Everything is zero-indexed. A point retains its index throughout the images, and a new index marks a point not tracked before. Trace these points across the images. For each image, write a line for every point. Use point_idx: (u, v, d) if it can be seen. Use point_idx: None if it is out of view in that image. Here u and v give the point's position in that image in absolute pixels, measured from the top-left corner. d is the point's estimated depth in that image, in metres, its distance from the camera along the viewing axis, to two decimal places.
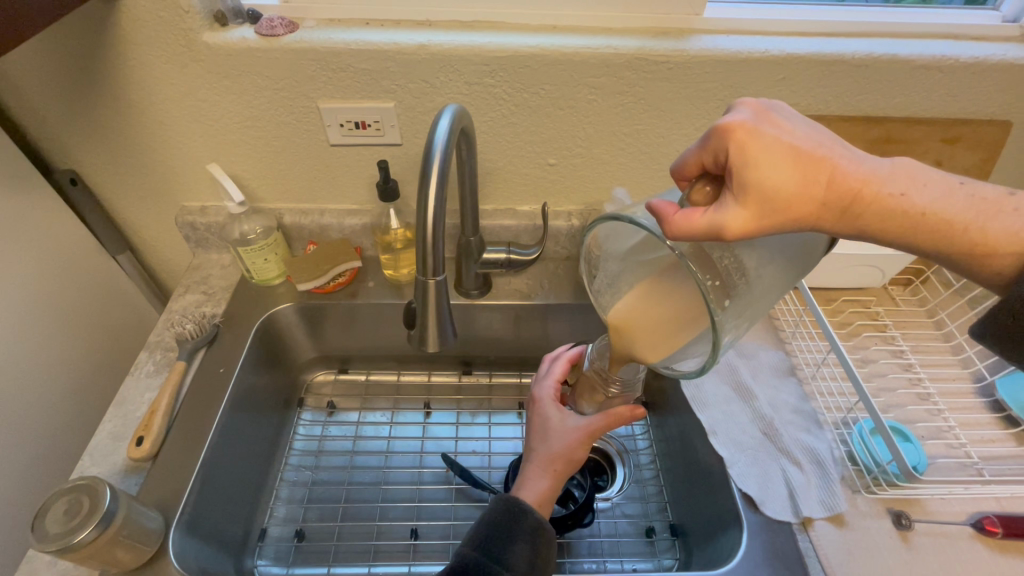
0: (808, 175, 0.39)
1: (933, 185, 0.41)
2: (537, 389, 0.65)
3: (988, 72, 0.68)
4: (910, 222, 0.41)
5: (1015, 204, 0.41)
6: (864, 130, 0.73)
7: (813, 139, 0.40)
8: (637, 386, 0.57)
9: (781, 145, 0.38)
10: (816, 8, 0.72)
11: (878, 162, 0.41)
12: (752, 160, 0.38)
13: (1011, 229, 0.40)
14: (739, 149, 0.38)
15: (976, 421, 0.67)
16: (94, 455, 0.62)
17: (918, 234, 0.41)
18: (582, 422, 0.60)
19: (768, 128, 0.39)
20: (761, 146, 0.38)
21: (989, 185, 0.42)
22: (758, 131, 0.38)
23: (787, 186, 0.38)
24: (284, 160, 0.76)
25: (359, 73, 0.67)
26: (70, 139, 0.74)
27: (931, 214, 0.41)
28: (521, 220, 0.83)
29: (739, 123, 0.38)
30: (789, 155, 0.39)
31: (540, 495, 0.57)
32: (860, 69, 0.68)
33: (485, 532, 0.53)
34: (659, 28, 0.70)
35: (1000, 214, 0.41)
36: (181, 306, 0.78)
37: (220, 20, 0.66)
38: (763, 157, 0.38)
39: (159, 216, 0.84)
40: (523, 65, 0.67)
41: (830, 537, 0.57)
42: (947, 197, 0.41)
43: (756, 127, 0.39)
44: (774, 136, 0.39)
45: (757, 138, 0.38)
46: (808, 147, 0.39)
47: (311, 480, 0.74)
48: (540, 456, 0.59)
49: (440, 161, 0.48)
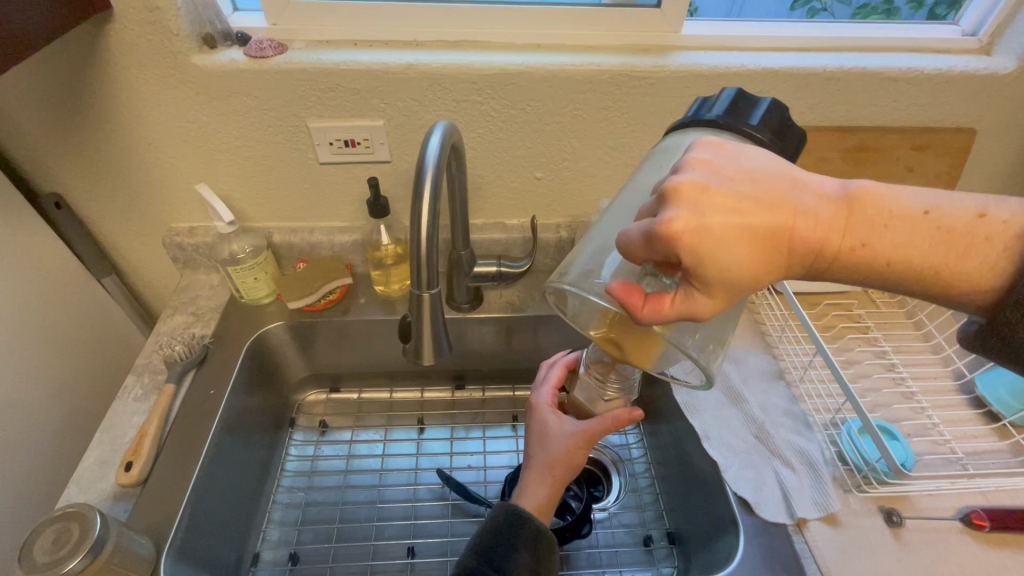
0: (762, 256, 0.35)
1: (898, 223, 0.36)
2: (535, 396, 0.66)
3: (951, 83, 0.72)
4: (871, 271, 0.37)
5: (990, 229, 0.36)
6: (838, 139, 0.76)
7: (768, 203, 0.35)
8: (632, 387, 0.60)
9: (733, 235, 0.34)
10: (788, 25, 0.75)
11: (835, 211, 0.36)
12: (705, 259, 0.33)
13: (987, 267, 0.36)
14: (689, 250, 0.33)
15: (959, 417, 0.68)
16: (81, 483, 0.60)
17: (878, 280, 0.38)
18: (580, 426, 0.60)
19: (714, 215, 0.33)
20: (711, 236, 0.33)
21: (960, 204, 0.36)
22: (706, 224, 0.33)
23: (745, 276, 0.34)
24: (273, 179, 0.77)
25: (348, 92, 0.68)
26: (56, 162, 0.73)
27: (895, 261, 0.36)
28: (511, 234, 0.84)
29: (683, 220, 0.33)
30: (742, 240, 0.34)
31: (539, 501, 0.57)
32: (833, 81, 0.71)
33: (486, 541, 0.52)
34: (640, 45, 0.72)
35: (973, 246, 0.36)
36: (169, 328, 0.77)
37: (208, 43, 0.67)
38: (717, 253, 0.33)
39: (146, 237, 0.83)
40: (509, 82, 0.69)
41: (826, 538, 0.57)
42: (913, 236, 0.36)
43: (702, 220, 0.33)
44: (723, 225, 0.33)
45: (706, 233, 0.33)
46: (760, 224, 0.34)
47: (305, 501, 0.73)
48: (539, 462, 0.59)
49: (432, 177, 0.48)
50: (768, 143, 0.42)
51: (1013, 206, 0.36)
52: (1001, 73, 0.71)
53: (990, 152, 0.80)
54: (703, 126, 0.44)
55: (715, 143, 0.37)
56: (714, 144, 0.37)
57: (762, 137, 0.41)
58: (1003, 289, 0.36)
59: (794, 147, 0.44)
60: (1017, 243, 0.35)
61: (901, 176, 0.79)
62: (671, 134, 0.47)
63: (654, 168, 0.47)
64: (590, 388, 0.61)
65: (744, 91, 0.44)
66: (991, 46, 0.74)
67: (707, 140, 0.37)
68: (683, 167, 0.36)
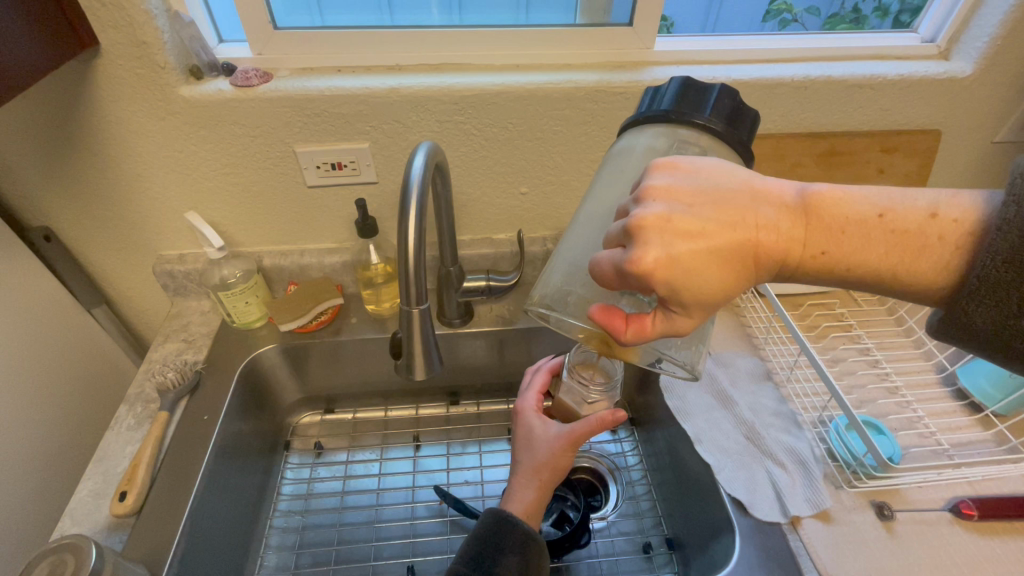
0: (730, 275, 0.36)
1: (853, 228, 0.38)
2: (521, 401, 0.67)
3: (914, 87, 0.75)
4: (833, 275, 0.39)
5: (944, 227, 0.37)
6: (810, 145, 0.79)
7: (730, 224, 0.36)
8: (615, 389, 0.62)
9: (700, 261, 0.35)
10: (756, 38, 0.78)
11: (793, 221, 0.38)
12: (676, 287, 0.35)
13: (940, 264, 0.37)
14: (660, 281, 0.35)
15: (944, 410, 0.70)
16: (75, 515, 0.60)
17: (840, 282, 0.40)
18: (565, 429, 0.62)
19: (680, 245, 0.35)
20: (680, 265, 0.34)
21: (914, 203, 0.38)
22: (674, 254, 0.34)
23: (715, 297, 0.36)
24: (262, 204, 0.78)
25: (334, 117, 0.70)
26: (44, 196, 0.74)
27: (855, 265, 0.38)
28: (498, 248, 0.86)
29: (652, 254, 0.34)
30: (711, 263, 0.35)
31: (527, 504, 0.59)
32: (801, 90, 0.74)
33: (475, 547, 0.53)
34: (615, 62, 0.75)
35: (929, 245, 0.37)
36: (161, 356, 0.78)
37: (195, 74, 0.68)
38: (688, 281, 0.35)
39: (136, 266, 0.84)
40: (490, 102, 0.71)
41: (820, 535, 0.58)
42: (870, 240, 0.38)
43: (669, 251, 0.34)
44: (690, 253, 0.35)
45: (675, 263, 0.34)
46: (725, 245, 0.36)
47: (302, 525, 0.73)
48: (525, 467, 0.61)
49: (416, 196, 0.50)
50: (723, 132, 0.44)
51: (964, 202, 0.37)
52: (961, 76, 0.75)
53: (956, 151, 0.83)
54: (658, 121, 0.46)
55: (671, 164, 0.38)
56: (669, 165, 0.38)
57: (716, 126, 0.43)
58: (958, 283, 0.37)
59: (750, 128, 0.46)
60: (969, 241, 0.36)
61: (872, 177, 0.82)
62: (628, 131, 0.49)
63: (617, 169, 0.49)
64: (573, 389, 0.63)
65: (692, 79, 0.45)
66: (949, 51, 0.78)
67: (664, 162, 0.38)
68: (644, 196, 0.37)
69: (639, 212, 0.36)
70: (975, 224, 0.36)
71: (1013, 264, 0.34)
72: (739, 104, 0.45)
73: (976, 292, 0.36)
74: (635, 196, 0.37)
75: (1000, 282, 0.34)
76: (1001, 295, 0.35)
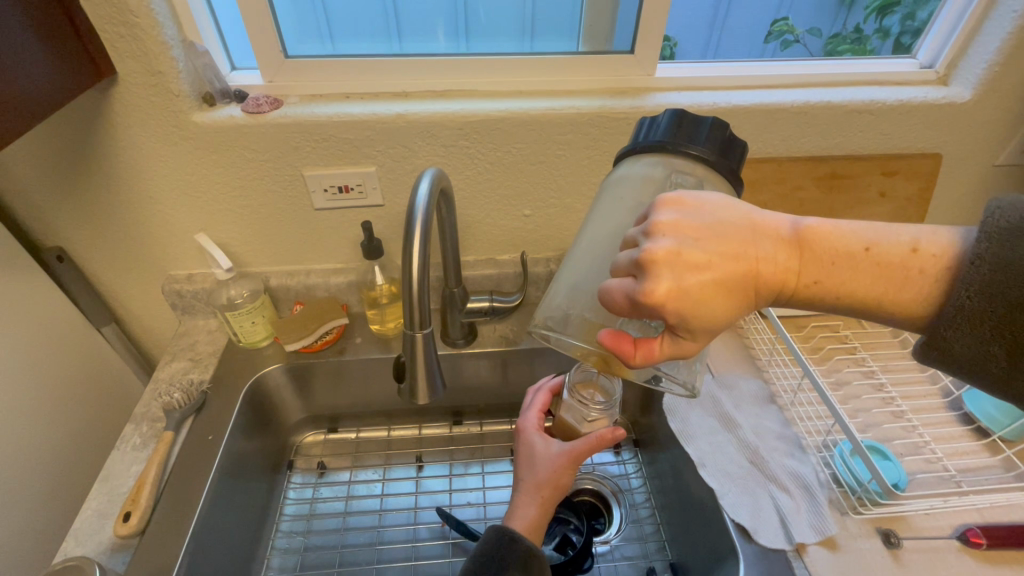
0: (732, 305, 0.37)
1: (843, 261, 0.39)
2: (522, 419, 0.67)
3: (913, 112, 0.76)
4: (824, 304, 0.40)
5: (924, 262, 0.38)
6: (810, 169, 0.80)
7: (733, 257, 0.37)
8: (613, 406, 0.62)
9: (707, 292, 0.36)
10: (758, 64, 0.80)
11: (789, 254, 0.38)
12: (685, 316, 0.36)
13: (922, 295, 0.38)
14: (671, 311, 0.35)
15: (950, 435, 0.69)
16: (79, 535, 0.60)
17: (830, 309, 0.41)
18: (566, 447, 0.62)
19: (689, 277, 0.35)
20: (690, 297, 0.35)
21: (896, 238, 0.39)
22: (685, 285, 0.35)
23: (719, 325, 0.37)
24: (270, 226, 0.79)
25: (341, 141, 0.72)
26: (59, 218, 0.76)
27: (844, 295, 0.39)
28: (502, 269, 0.87)
29: (663, 284, 0.35)
30: (716, 294, 0.36)
31: (529, 521, 0.59)
32: (801, 115, 0.75)
33: (477, 564, 0.53)
34: (617, 88, 0.76)
35: (910, 279, 0.38)
36: (167, 375, 0.78)
37: (208, 101, 0.70)
38: (697, 310, 0.36)
39: (146, 286, 0.85)
40: (495, 127, 0.72)
41: (826, 562, 0.57)
42: (861, 272, 0.39)
43: (679, 284, 0.35)
44: (699, 285, 0.36)
45: (685, 294, 0.35)
46: (728, 277, 0.37)
47: (304, 546, 0.73)
48: (527, 484, 0.61)
49: (421, 222, 0.51)
50: (715, 162, 0.45)
51: (942, 239, 0.39)
52: (959, 101, 0.76)
53: (957, 175, 0.83)
54: (652, 151, 0.47)
55: (678, 199, 0.39)
56: (677, 201, 0.38)
57: (709, 157, 0.44)
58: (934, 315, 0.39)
59: (740, 156, 0.46)
60: (947, 275, 0.38)
61: (874, 201, 0.83)
62: (623, 161, 0.50)
63: (614, 200, 0.50)
64: (574, 406, 0.63)
65: (685, 111, 0.46)
66: (948, 76, 0.79)
67: (671, 197, 0.38)
68: (653, 229, 0.37)
69: (650, 245, 0.36)
70: (952, 260, 0.38)
71: (985, 295, 0.35)
72: (728, 134, 0.46)
73: (953, 320, 0.37)
74: (645, 229, 0.38)
75: (973, 312, 0.36)
76: (976, 321, 0.36)
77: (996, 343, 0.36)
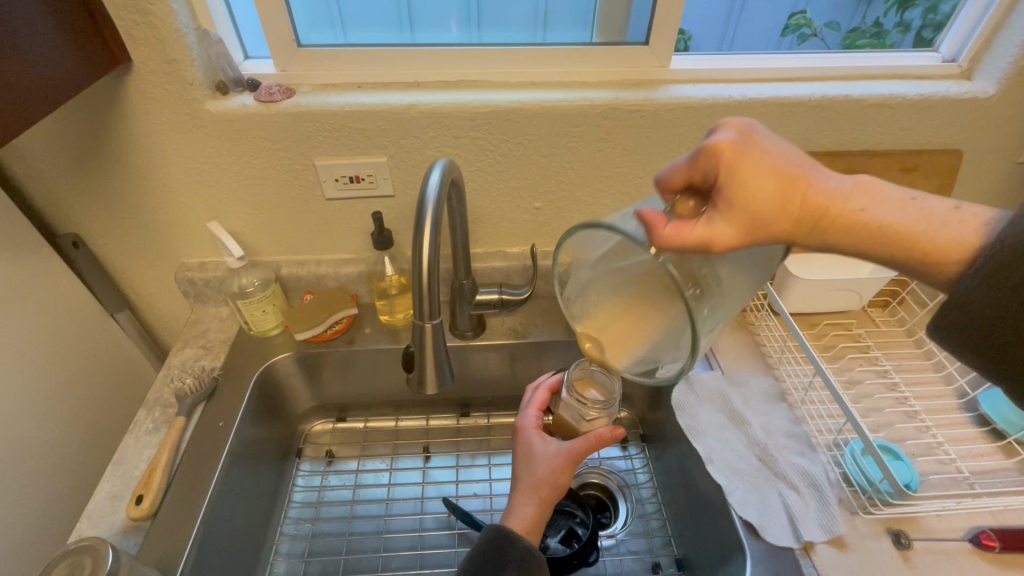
0: (779, 201, 0.41)
1: (887, 201, 0.43)
2: (521, 418, 0.67)
3: (934, 107, 0.74)
4: (865, 237, 0.43)
5: (963, 218, 0.42)
6: (827, 164, 0.78)
7: (791, 163, 0.42)
8: (612, 406, 0.62)
9: (760, 174, 0.40)
10: (775, 56, 0.78)
11: (839, 182, 0.43)
12: (732, 185, 0.40)
13: (959, 242, 0.41)
14: (724, 177, 0.39)
15: (964, 436, 0.68)
16: (92, 517, 0.61)
17: (870, 247, 0.43)
18: (564, 446, 0.62)
19: (749, 155, 0.40)
20: (744, 170, 0.40)
21: (939, 199, 0.43)
22: (743, 155, 0.40)
23: (764, 214, 0.40)
24: (281, 215, 0.80)
25: (353, 131, 0.72)
26: (75, 205, 0.77)
27: (884, 229, 0.42)
28: (512, 262, 0.87)
29: (725, 142, 0.40)
30: (767, 181, 0.40)
31: (527, 521, 0.58)
32: (819, 109, 0.74)
33: (474, 565, 0.53)
34: (630, 80, 0.75)
35: (947, 226, 0.42)
36: (179, 361, 0.79)
37: (221, 90, 0.71)
38: (743, 185, 0.40)
39: (159, 273, 0.86)
40: (506, 119, 0.72)
41: (833, 560, 0.57)
42: (900, 210, 0.43)
43: (741, 155, 0.40)
44: (756, 165, 0.40)
45: (741, 161, 0.40)
46: (782, 174, 0.41)
47: (312, 533, 0.74)
48: (525, 484, 0.61)
49: (432, 213, 0.51)
50: None
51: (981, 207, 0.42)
52: (983, 96, 0.74)
53: (978, 172, 0.81)
54: None
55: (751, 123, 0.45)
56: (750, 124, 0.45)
57: None
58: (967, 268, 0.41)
59: None
60: (983, 230, 0.41)
61: None
62: None
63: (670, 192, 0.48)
64: (573, 406, 0.63)
65: None
66: (971, 70, 0.77)
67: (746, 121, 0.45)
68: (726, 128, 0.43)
69: (718, 127, 0.42)
70: (988, 220, 0.41)
71: (1012, 252, 0.37)
72: None
73: (980, 271, 0.39)
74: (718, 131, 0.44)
75: (999, 267, 0.37)
76: (1000, 274, 0.37)
77: (1014, 300, 0.37)
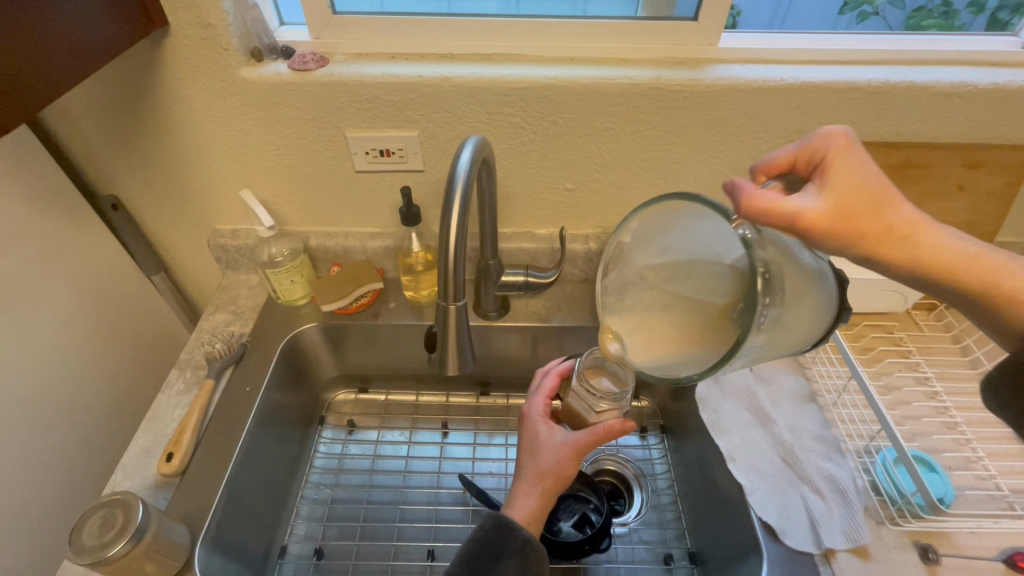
0: (879, 204, 0.43)
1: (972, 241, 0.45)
2: (528, 405, 0.66)
3: (1009, 98, 0.68)
4: (952, 265, 0.44)
5: None
6: (882, 156, 0.73)
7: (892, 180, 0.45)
8: (622, 399, 0.61)
9: (870, 173, 0.43)
10: (833, 36, 0.73)
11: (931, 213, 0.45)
12: (840, 174, 0.42)
13: None
14: (834, 164, 0.42)
15: (1006, 452, 0.65)
16: (126, 470, 0.64)
17: (954, 277, 0.44)
18: (570, 438, 0.61)
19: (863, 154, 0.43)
20: (854, 163, 0.42)
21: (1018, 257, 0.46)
22: (856, 150, 0.43)
23: (862, 210, 0.42)
24: (311, 186, 0.80)
25: (385, 104, 0.70)
26: (114, 168, 0.78)
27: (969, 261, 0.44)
28: (539, 243, 0.85)
29: (841, 130, 0.43)
30: (872, 182, 0.43)
31: (528, 512, 0.58)
32: (878, 96, 0.68)
33: (473, 549, 0.54)
34: (675, 58, 0.72)
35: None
36: (210, 325, 0.81)
37: (255, 56, 0.70)
38: (849, 176, 0.42)
39: (192, 237, 0.88)
40: (542, 95, 0.70)
41: (854, 570, 0.55)
42: (982, 250, 0.45)
43: (855, 150, 0.43)
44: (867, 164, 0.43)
45: (853, 154, 0.43)
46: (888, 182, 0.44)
47: (331, 498, 0.76)
48: (529, 473, 0.60)
49: (461, 192, 0.49)
50: None
51: None
52: None
53: None
54: None
55: None
56: None
57: None
58: None
59: None
60: None
61: (951, 194, 0.77)
62: None
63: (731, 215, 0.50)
64: (584, 395, 0.62)
65: None
66: None
67: None
68: None
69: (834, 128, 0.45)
70: None
71: None
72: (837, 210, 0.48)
73: None
74: None
75: None
76: None
77: None
